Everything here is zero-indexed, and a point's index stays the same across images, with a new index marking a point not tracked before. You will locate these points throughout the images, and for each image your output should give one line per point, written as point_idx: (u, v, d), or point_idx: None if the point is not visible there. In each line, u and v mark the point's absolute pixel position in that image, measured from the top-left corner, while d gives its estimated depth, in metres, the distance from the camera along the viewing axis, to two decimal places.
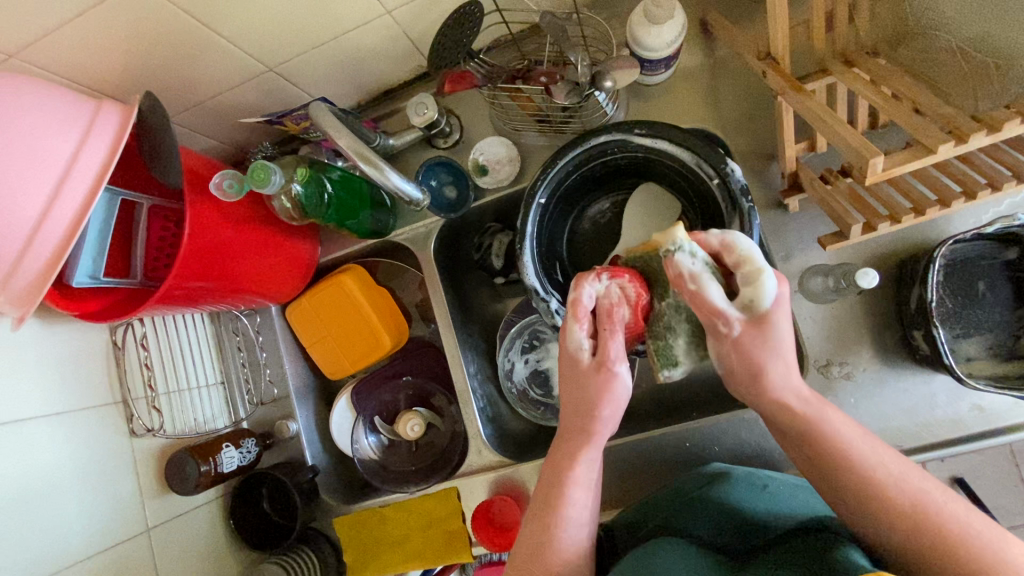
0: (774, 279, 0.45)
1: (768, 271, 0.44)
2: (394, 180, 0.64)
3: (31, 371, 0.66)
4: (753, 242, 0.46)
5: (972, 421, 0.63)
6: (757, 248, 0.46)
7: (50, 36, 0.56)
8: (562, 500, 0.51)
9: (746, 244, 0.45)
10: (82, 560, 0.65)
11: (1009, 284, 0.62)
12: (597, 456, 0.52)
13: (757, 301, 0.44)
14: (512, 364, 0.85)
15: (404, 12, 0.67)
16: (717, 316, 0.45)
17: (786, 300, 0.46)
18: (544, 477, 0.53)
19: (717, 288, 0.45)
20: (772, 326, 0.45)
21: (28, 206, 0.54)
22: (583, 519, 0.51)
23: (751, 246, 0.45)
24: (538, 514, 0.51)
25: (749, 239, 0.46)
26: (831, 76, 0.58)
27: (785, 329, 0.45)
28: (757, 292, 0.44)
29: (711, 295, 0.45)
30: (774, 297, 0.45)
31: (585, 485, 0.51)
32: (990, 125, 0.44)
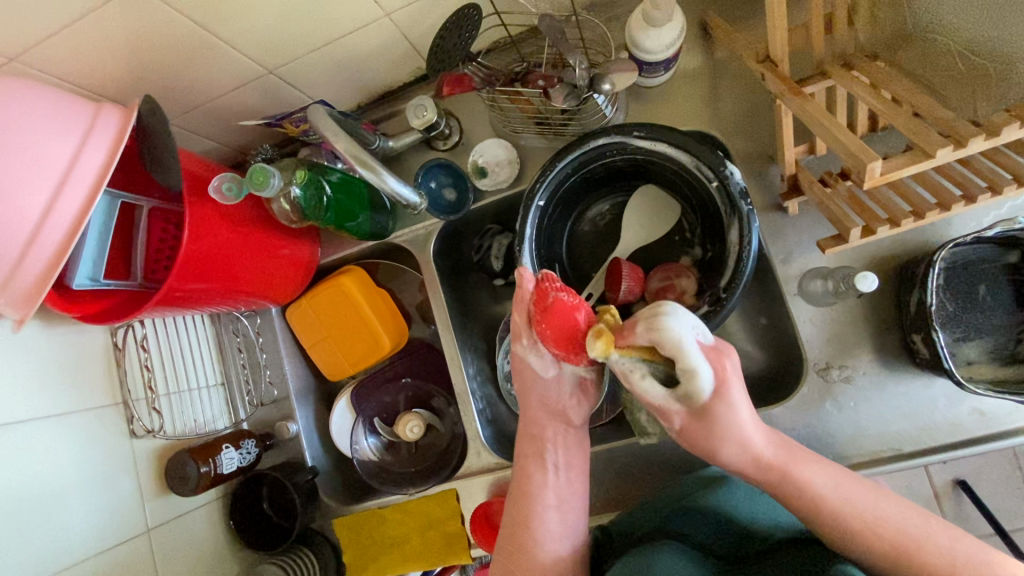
0: (708, 367, 0.44)
1: (698, 367, 0.43)
2: (391, 183, 0.64)
3: (33, 372, 0.66)
4: (685, 336, 0.43)
5: (973, 424, 0.63)
6: (691, 337, 0.43)
7: (49, 40, 0.57)
8: (526, 479, 0.57)
9: (673, 334, 0.43)
10: (83, 560, 0.66)
11: (1010, 287, 0.62)
12: (560, 437, 0.58)
13: (694, 394, 0.44)
14: (510, 366, 0.84)
15: (403, 15, 0.67)
16: (655, 408, 0.47)
17: (727, 378, 0.45)
18: (517, 465, 0.59)
19: (653, 384, 0.45)
20: (715, 413, 0.45)
21: (27, 210, 0.54)
22: (550, 500, 0.57)
23: (680, 338, 0.43)
24: (514, 494, 0.58)
25: (678, 325, 0.43)
26: (830, 79, 0.58)
27: (731, 401, 0.45)
28: (689, 391, 0.44)
29: (647, 392, 0.46)
30: (710, 389, 0.44)
31: (546, 465, 0.58)
32: (989, 130, 0.44)
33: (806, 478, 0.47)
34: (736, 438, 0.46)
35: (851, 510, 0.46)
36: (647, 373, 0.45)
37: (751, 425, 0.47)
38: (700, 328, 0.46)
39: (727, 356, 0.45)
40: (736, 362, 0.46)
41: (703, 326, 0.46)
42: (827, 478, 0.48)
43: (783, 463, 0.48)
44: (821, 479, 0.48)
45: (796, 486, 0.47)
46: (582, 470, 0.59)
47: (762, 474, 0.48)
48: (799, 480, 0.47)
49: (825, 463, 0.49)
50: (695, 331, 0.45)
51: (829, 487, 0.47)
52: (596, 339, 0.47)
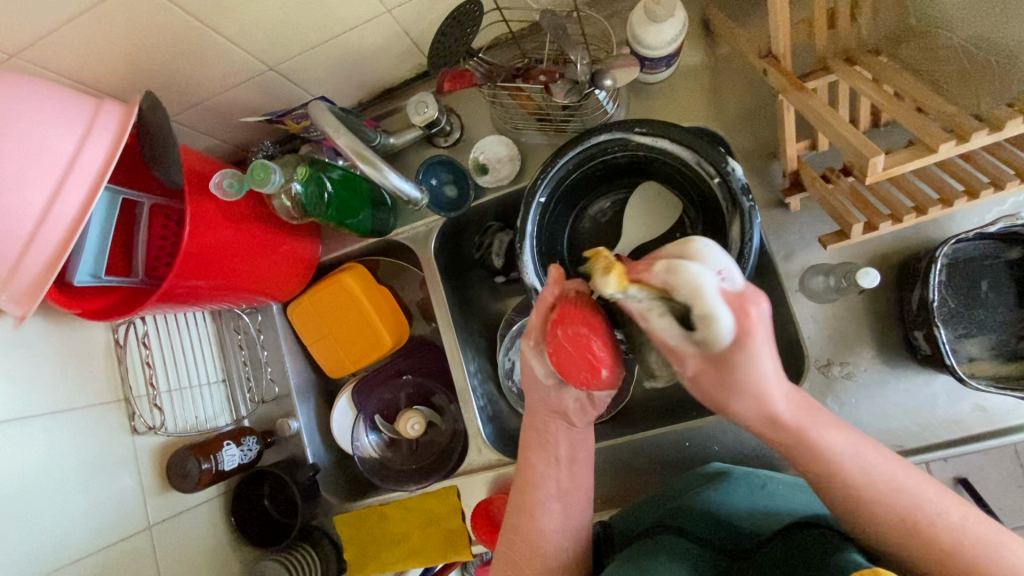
0: (728, 313, 0.37)
1: (719, 313, 0.37)
2: (393, 179, 0.63)
3: (35, 368, 0.66)
4: (705, 279, 0.37)
5: (975, 421, 0.63)
6: (711, 280, 0.37)
7: (50, 36, 0.57)
8: (528, 468, 0.56)
9: (692, 276, 0.37)
10: (83, 556, 0.65)
11: (1012, 283, 0.62)
12: (566, 434, 0.56)
13: (711, 340, 0.38)
14: (511, 362, 0.84)
15: (405, 11, 0.67)
16: (671, 349, 0.41)
17: (753, 326, 0.38)
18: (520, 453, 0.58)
19: (669, 325, 0.40)
20: (734, 362, 0.40)
21: (28, 206, 0.54)
22: (553, 491, 0.56)
23: (698, 279, 0.37)
24: (518, 486, 0.57)
25: (698, 269, 0.38)
26: (832, 74, 0.57)
27: (755, 357, 0.39)
28: (707, 338, 0.38)
29: (663, 333, 0.40)
30: (730, 337, 0.38)
31: (549, 458, 0.56)
32: (992, 124, 0.44)
33: (826, 441, 0.45)
34: (752, 393, 0.42)
35: (864, 479, 0.45)
36: (663, 314, 0.39)
37: (771, 377, 0.42)
38: (729, 270, 0.39)
39: (755, 301, 0.38)
40: (768, 307, 0.39)
41: (735, 269, 0.39)
42: (845, 442, 0.46)
43: (799, 423, 0.44)
44: (839, 443, 0.45)
45: (821, 455, 0.45)
46: (587, 463, 0.57)
47: (779, 433, 0.45)
48: (820, 446, 0.45)
49: (843, 427, 0.46)
50: (720, 276, 0.38)
51: (850, 453, 0.45)
52: (603, 273, 0.41)
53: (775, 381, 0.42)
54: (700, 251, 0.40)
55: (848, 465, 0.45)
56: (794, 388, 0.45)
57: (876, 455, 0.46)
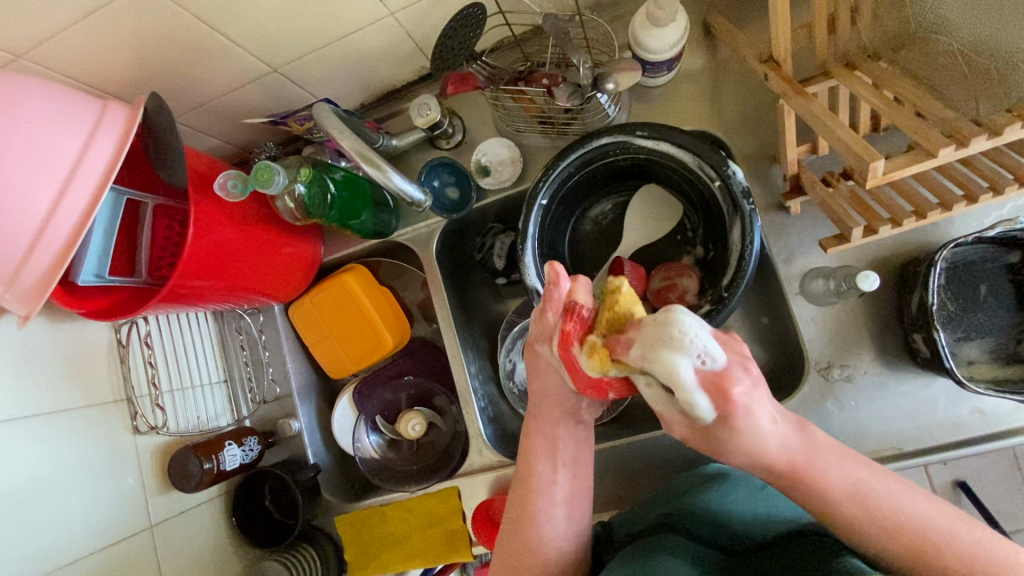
0: (706, 397, 0.38)
1: (696, 399, 0.38)
2: (396, 180, 0.63)
3: (38, 368, 0.66)
4: (681, 369, 0.38)
5: (974, 424, 0.63)
6: (687, 366, 0.38)
7: (56, 37, 0.57)
8: (532, 476, 0.55)
9: (666, 364, 0.38)
10: (85, 555, 0.66)
11: (1011, 287, 0.62)
12: (572, 435, 0.56)
13: (694, 416, 0.39)
14: (513, 364, 0.84)
15: (408, 14, 0.67)
16: (661, 414, 0.42)
17: (734, 407, 0.38)
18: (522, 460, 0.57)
19: (657, 395, 0.41)
20: (720, 428, 0.40)
21: (33, 207, 0.54)
22: (558, 496, 0.55)
23: (671, 364, 0.38)
24: (515, 489, 0.56)
25: (676, 355, 0.38)
26: (833, 79, 0.58)
27: (742, 429, 0.40)
28: (691, 415, 0.39)
29: (649, 400, 0.42)
30: (713, 416, 0.39)
31: (555, 463, 0.55)
32: (992, 129, 0.44)
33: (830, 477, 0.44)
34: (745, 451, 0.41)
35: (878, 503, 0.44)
36: (650, 384, 0.41)
37: (767, 433, 0.41)
38: (709, 349, 0.38)
39: (735, 378, 0.38)
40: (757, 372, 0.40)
41: (717, 345, 0.38)
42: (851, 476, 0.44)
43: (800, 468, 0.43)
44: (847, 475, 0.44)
45: (816, 487, 0.44)
46: (588, 465, 0.57)
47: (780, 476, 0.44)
48: (821, 483, 0.43)
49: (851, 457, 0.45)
50: (698, 360, 0.38)
51: (851, 484, 0.44)
52: (589, 355, 0.44)
53: (771, 435, 0.41)
54: (684, 331, 0.38)
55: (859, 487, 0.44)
56: (795, 423, 0.44)
57: (885, 474, 0.45)
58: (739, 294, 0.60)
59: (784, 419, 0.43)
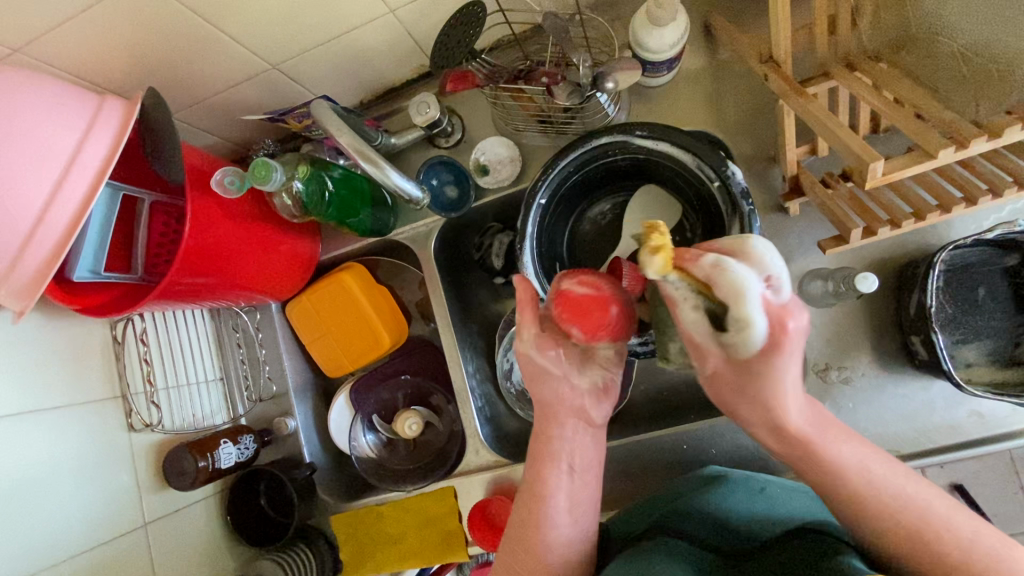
0: (765, 319, 0.37)
1: (754, 319, 0.37)
2: (395, 178, 0.63)
3: (33, 364, 0.66)
4: (750, 284, 0.37)
5: (971, 427, 0.63)
6: (757, 286, 0.37)
7: (53, 31, 0.57)
8: (540, 480, 0.54)
9: (735, 275, 0.38)
10: (78, 553, 0.65)
11: (1009, 290, 0.62)
12: (579, 435, 0.54)
13: (740, 343, 0.39)
14: (510, 364, 0.84)
15: (408, 11, 0.67)
16: (695, 346, 0.42)
17: (787, 341, 0.38)
18: (530, 464, 0.55)
19: (701, 318, 0.40)
20: (756, 370, 0.40)
21: (28, 201, 0.54)
22: (563, 503, 0.53)
23: (742, 279, 0.37)
24: (523, 493, 0.55)
25: (745, 270, 0.38)
26: (833, 80, 0.58)
27: (780, 368, 0.40)
28: (739, 342, 0.39)
29: (690, 326, 0.41)
30: (761, 343, 0.38)
31: (563, 468, 0.54)
32: (991, 131, 0.44)
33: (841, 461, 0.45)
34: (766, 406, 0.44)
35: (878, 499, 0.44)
36: (697, 306, 0.40)
37: (791, 394, 0.43)
38: (780, 279, 0.38)
39: (794, 315, 0.38)
40: (806, 319, 0.38)
41: (786, 277, 0.39)
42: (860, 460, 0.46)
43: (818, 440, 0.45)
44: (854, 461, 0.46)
45: (812, 462, 0.46)
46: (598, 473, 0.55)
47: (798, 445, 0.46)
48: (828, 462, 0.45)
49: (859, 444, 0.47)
50: (767, 283, 0.38)
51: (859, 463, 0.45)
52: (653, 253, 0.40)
53: (791, 397, 0.43)
54: (761, 257, 0.39)
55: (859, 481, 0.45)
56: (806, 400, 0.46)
57: (884, 468, 0.46)
58: None
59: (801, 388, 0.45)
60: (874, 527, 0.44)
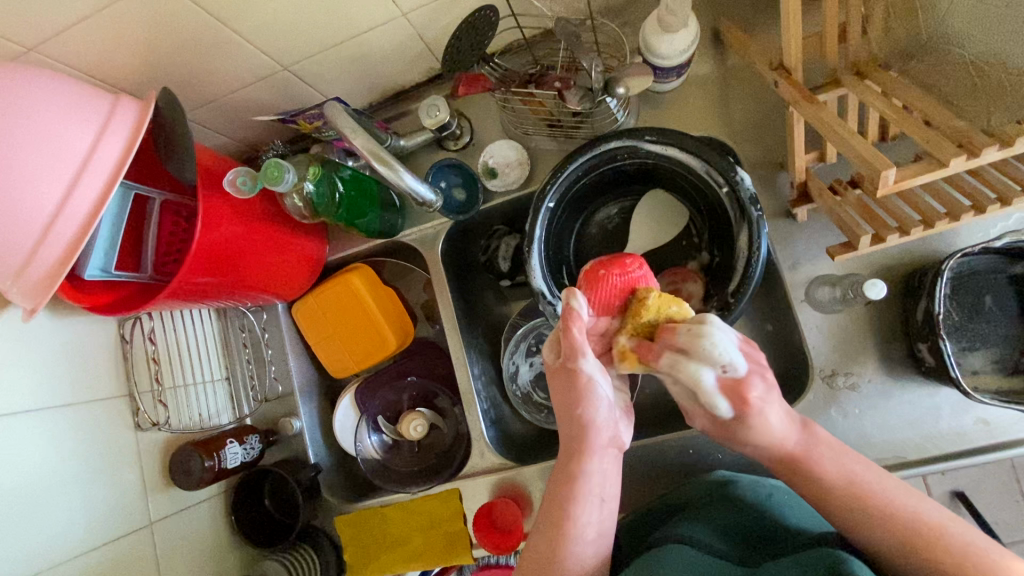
0: (724, 400, 0.44)
1: (715, 403, 0.44)
2: (407, 180, 0.64)
3: (42, 362, 0.66)
4: (704, 377, 0.44)
5: (978, 434, 0.64)
6: (710, 370, 0.44)
7: (69, 30, 0.57)
8: (569, 516, 0.50)
9: (693, 373, 0.44)
10: (85, 552, 0.65)
11: (1016, 298, 0.62)
12: (604, 461, 0.52)
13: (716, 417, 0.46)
14: (516, 366, 0.85)
15: (420, 15, 0.67)
16: (689, 408, 0.50)
17: (749, 408, 0.45)
18: (549, 491, 0.52)
19: (679, 391, 0.48)
20: (738, 428, 0.47)
21: (43, 200, 0.54)
22: (590, 536, 0.51)
23: (698, 374, 0.44)
24: (545, 524, 0.51)
25: (715, 346, 0.44)
26: (844, 88, 0.59)
27: (754, 425, 0.46)
28: (708, 411, 0.46)
29: (679, 399, 0.49)
30: (728, 415, 0.45)
31: (593, 499, 0.51)
32: (1002, 140, 0.44)
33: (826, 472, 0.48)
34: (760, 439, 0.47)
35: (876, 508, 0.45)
36: (672, 380, 0.48)
37: (777, 425, 0.47)
38: (734, 360, 0.44)
39: (753, 386, 0.45)
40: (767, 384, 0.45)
41: (739, 356, 0.44)
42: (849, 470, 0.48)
43: (804, 456, 0.48)
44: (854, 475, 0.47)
45: (809, 475, 0.48)
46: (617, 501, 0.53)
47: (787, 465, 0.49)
48: (814, 471, 0.48)
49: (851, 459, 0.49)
50: (721, 369, 0.44)
51: (847, 477, 0.47)
52: (621, 360, 0.51)
53: (778, 426, 0.47)
54: (710, 333, 0.44)
55: (844, 489, 0.47)
56: (796, 420, 0.49)
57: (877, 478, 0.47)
58: (745, 299, 0.61)
59: (792, 418, 0.48)
60: (861, 529, 0.46)
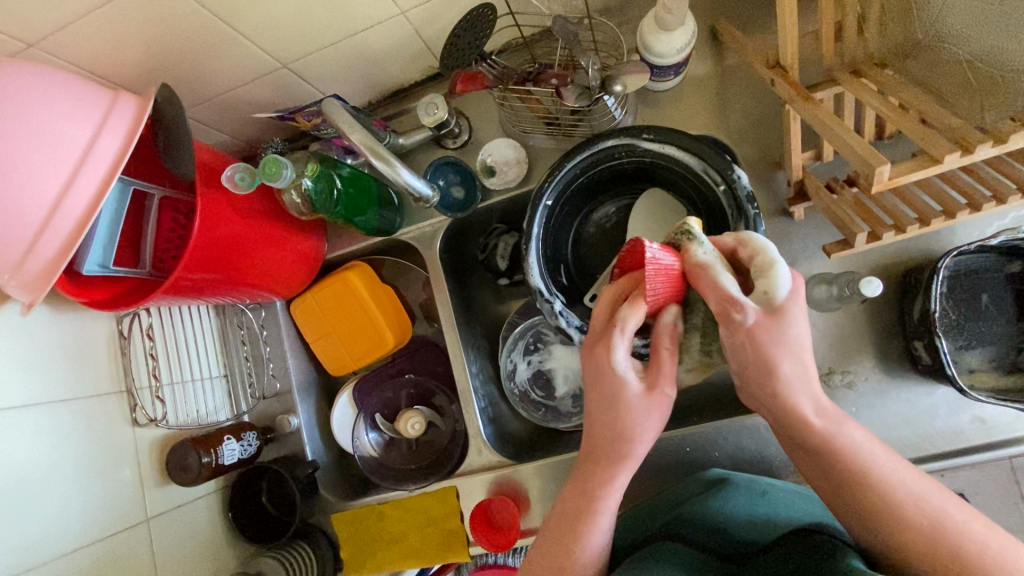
0: (787, 270, 0.44)
1: (779, 260, 0.44)
2: (405, 176, 0.64)
3: (40, 358, 0.66)
4: (769, 240, 0.46)
5: (974, 433, 0.64)
6: (774, 244, 0.46)
7: (69, 27, 0.57)
8: (584, 524, 0.49)
9: (760, 239, 0.46)
10: (81, 548, 0.65)
11: (1012, 296, 0.62)
12: (629, 476, 0.50)
13: (770, 293, 0.44)
14: (514, 365, 0.85)
15: (419, 13, 0.68)
16: (731, 304, 0.44)
17: (800, 290, 0.45)
18: (570, 497, 0.51)
19: (729, 280, 0.44)
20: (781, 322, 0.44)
21: (41, 194, 0.54)
22: (601, 539, 0.51)
23: (764, 240, 0.46)
24: (558, 529, 0.51)
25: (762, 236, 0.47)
26: (840, 85, 0.58)
27: (794, 324, 0.44)
28: (769, 282, 0.44)
29: (726, 285, 0.44)
30: (786, 290, 0.44)
31: (608, 510, 0.50)
32: (996, 137, 0.44)
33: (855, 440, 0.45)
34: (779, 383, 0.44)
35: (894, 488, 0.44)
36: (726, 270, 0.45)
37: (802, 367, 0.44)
38: (778, 258, 0.48)
39: (800, 279, 0.46)
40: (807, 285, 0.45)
41: (780, 262, 0.49)
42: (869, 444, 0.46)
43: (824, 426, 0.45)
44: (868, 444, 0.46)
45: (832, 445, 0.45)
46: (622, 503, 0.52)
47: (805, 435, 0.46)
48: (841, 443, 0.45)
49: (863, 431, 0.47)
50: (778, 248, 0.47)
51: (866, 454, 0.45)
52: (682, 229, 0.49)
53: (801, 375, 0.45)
54: (759, 243, 0.49)
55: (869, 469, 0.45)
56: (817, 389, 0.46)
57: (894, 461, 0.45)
58: None
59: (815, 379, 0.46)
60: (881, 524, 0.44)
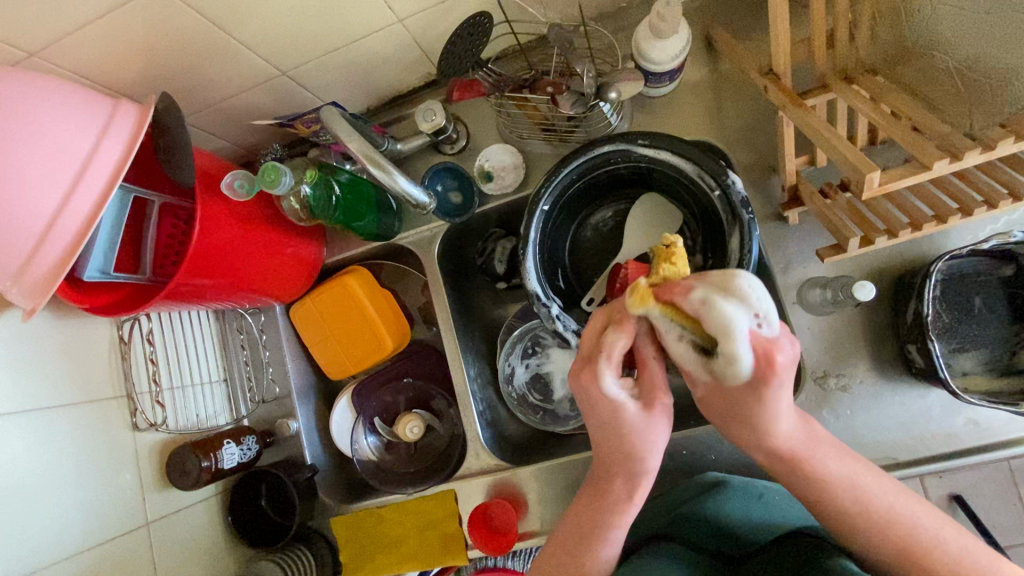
0: (751, 357, 0.40)
1: (742, 355, 0.40)
2: (402, 184, 0.65)
3: (42, 364, 0.67)
4: (737, 321, 0.39)
5: (967, 435, 0.64)
6: (744, 324, 0.40)
7: (71, 36, 0.58)
8: (599, 532, 0.51)
9: (724, 314, 0.40)
10: (81, 552, 0.66)
11: (1005, 300, 0.63)
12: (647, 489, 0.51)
13: (726, 378, 0.42)
14: (512, 368, 0.86)
15: (416, 21, 0.69)
16: (686, 370, 0.46)
17: (775, 375, 0.40)
18: (583, 507, 0.53)
19: (686, 351, 0.44)
20: (745, 404, 0.43)
21: (41, 203, 0.55)
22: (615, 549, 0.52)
23: (728, 323, 0.39)
24: (573, 535, 0.53)
25: (731, 308, 0.40)
26: (831, 91, 0.60)
27: (769, 400, 0.42)
28: (726, 372, 0.41)
29: (680, 354, 0.45)
30: (749, 375, 0.41)
31: (624, 521, 0.51)
32: (985, 144, 0.45)
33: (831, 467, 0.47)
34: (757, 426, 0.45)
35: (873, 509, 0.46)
36: (684, 337, 0.44)
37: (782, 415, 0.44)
38: (769, 314, 0.40)
39: (782, 348, 0.41)
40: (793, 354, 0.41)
41: (773, 310, 0.41)
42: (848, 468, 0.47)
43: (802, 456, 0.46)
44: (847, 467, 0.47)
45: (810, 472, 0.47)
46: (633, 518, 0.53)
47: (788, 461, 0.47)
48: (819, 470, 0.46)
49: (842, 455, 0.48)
50: (754, 319, 0.40)
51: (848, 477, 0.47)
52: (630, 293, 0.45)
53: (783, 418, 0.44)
54: (744, 288, 0.41)
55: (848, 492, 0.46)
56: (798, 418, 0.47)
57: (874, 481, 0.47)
58: None
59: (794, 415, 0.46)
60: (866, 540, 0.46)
